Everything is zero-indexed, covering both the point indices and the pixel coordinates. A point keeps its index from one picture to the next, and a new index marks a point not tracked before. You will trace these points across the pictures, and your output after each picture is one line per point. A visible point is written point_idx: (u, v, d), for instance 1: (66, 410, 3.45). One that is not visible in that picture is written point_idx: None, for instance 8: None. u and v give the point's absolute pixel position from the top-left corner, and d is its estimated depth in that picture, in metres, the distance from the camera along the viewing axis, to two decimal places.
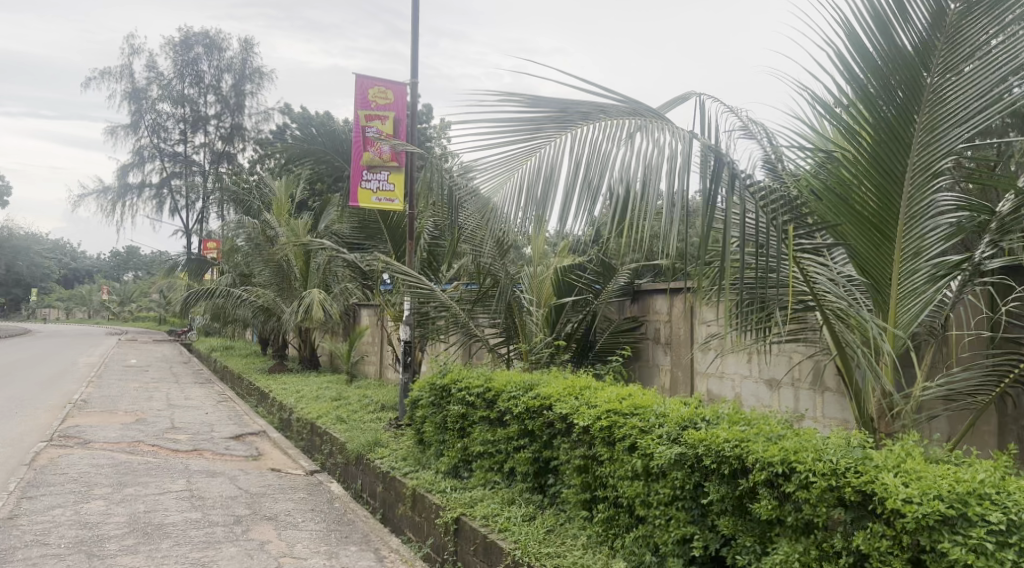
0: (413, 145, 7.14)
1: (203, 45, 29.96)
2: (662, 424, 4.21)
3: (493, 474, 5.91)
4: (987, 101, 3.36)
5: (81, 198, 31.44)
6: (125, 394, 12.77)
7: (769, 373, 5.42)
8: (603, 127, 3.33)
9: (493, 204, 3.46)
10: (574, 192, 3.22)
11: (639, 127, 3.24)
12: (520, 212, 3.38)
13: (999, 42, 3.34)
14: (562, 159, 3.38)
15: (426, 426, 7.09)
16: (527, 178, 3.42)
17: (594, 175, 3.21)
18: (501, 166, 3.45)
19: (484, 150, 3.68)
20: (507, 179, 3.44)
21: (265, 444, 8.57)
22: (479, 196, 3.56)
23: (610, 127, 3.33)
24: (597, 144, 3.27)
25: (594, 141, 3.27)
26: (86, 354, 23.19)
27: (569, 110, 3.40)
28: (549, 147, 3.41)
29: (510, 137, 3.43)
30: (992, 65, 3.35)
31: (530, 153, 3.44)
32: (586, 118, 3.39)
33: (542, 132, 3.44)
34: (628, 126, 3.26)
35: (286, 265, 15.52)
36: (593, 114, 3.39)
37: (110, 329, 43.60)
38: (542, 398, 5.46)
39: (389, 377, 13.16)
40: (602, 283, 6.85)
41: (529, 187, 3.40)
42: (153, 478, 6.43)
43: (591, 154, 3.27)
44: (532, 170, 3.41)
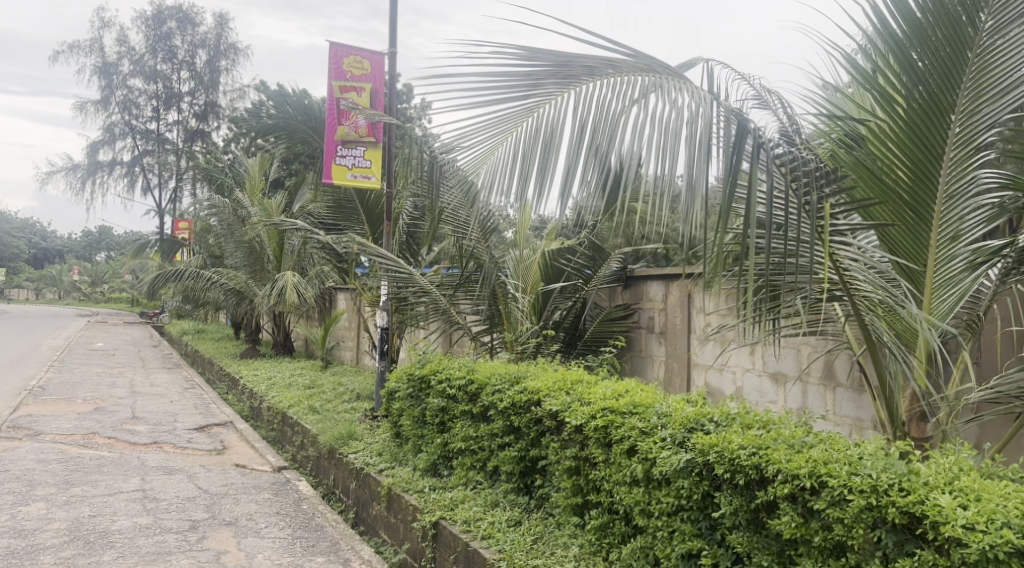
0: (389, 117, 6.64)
1: (176, 19, 28.97)
2: (665, 425, 3.79)
3: (475, 472, 5.49)
4: (1004, 96, 2.99)
5: (48, 176, 30.38)
6: (87, 380, 12.16)
7: (774, 366, 5.03)
8: (613, 84, 2.88)
9: (484, 172, 3.04)
10: (578, 160, 2.79)
11: (654, 84, 2.78)
12: (515, 185, 2.96)
13: (994, 39, 2.97)
14: (564, 122, 2.93)
15: (403, 419, 6.64)
16: (522, 143, 2.98)
17: (603, 141, 2.77)
18: (490, 129, 3.03)
19: (471, 109, 3.23)
20: (499, 144, 3.02)
21: (231, 436, 8.07)
22: (468, 164, 3.11)
23: (621, 85, 2.87)
24: (604, 105, 2.83)
25: (601, 102, 2.83)
26: (52, 337, 22.40)
27: (571, 64, 2.94)
28: (550, 106, 2.96)
29: (502, 95, 2.98)
30: (990, 65, 2.99)
31: (526, 113, 3.00)
32: (592, 74, 2.93)
33: (540, 89, 2.99)
34: (642, 83, 2.79)
35: (259, 247, 14.93)
36: (599, 69, 2.93)
37: (83, 311, 42.66)
38: (530, 392, 5.02)
39: (366, 364, 12.69)
40: (593, 268, 6.48)
41: (525, 154, 2.96)
42: (104, 476, 5.93)
43: (598, 117, 2.83)
44: (528, 133, 2.98)
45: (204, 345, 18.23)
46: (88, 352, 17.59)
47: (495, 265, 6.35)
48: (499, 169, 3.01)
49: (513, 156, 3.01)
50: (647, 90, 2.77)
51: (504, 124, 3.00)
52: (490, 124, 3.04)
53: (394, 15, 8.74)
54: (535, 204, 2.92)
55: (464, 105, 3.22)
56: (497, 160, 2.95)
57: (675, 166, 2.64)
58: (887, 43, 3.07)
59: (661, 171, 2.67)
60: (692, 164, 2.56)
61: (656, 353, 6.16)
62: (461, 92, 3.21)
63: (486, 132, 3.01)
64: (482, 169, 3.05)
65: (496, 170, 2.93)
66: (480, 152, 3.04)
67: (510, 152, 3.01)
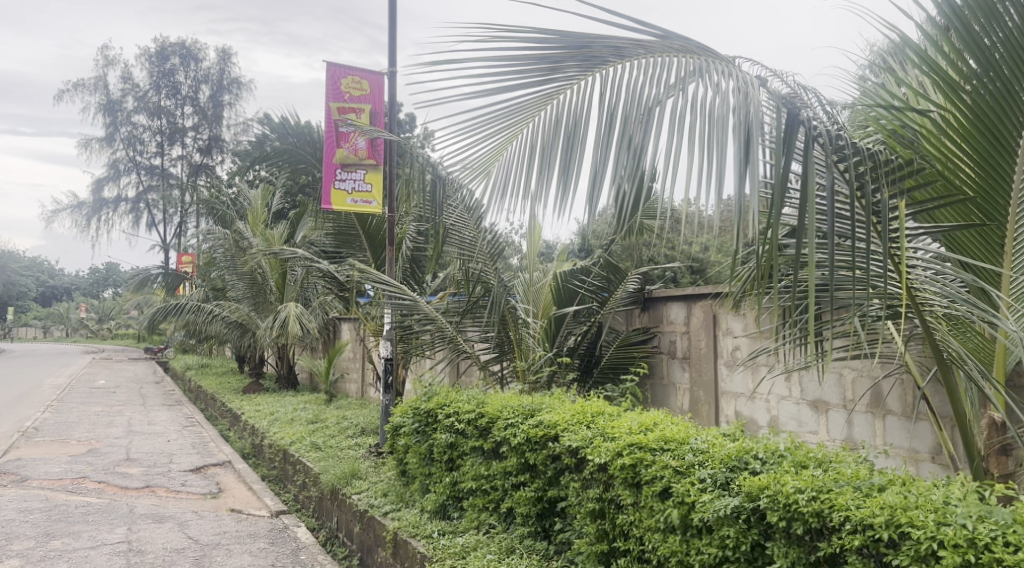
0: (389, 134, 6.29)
1: (179, 55, 29.02)
2: (702, 463, 3.35)
3: (487, 515, 5.04)
4: None
5: (53, 213, 30.25)
6: (83, 420, 11.73)
7: (814, 394, 4.58)
8: (645, 69, 2.50)
9: (503, 177, 2.69)
10: (611, 158, 2.40)
11: (694, 68, 2.41)
12: (537, 190, 2.60)
13: None
14: (590, 116, 2.56)
15: (409, 456, 6.18)
16: (539, 138, 2.66)
17: (638, 135, 2.39)
18: (501, 120, 2.69)
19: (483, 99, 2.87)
20: (511, 141, 2.70)
21: (229, 477, 7.62)
22: (482, 167, 2.75)
23: (653, 68, 2.50)
24: (636, 92, 2.47)
25: (632, 88, 2.46)
26: (53, 375, 21.96)
27: (594, 45, 2.57)
28: (571, 94, 2.61)
29: (515, 81, 2.63)
30: None
31: (545, 101, 2.66)
32: (620, 55, 2.57)
33: (559, 74, 2.62)
34: (679, 66, 2.43)
35: (261, 278, 14.57)
36: (628, 49, 2.56)
37: (88, 347, 42.43)
38: (547, 426, 4.59)
39: (371, 397, 12.26)
40: (609, 289, 5.98)
41: (541, 152, 2.62)
42: (88, 526, 5.48)
43: (632, 107, 2.45)
44: (547, 128, 2.65)
45: (208, 380, 17.81)
46: (88, 390, 17.15)
47: (504, 287, 6.00)
48: (512, 168, 2.70)
49: (527, 153, 2.68)
50: (686, 74, 2.41)
51: (518, 113, 2.66)
52: (501, 114, 2.70)
53: (392, 34, 8.46)
54: (552, 208, 2.57)
55: (474, 95, 2.87)
56: (508, 157, 2.62)
57: (722, 160, 2.24)
58: (950, 19, 2.65)
59: (702, 167, 2.29)
60: (740, 158, 2.19)
61: (680, 380, 5.70)
62: (469, 80, 2.88)
63: (499, 123, 2.67)
64: (493, 166, 2.72)
65: (507, 172, 2.59)
66: (492, 148, 2.70)
67: (524, 148, 2.68)
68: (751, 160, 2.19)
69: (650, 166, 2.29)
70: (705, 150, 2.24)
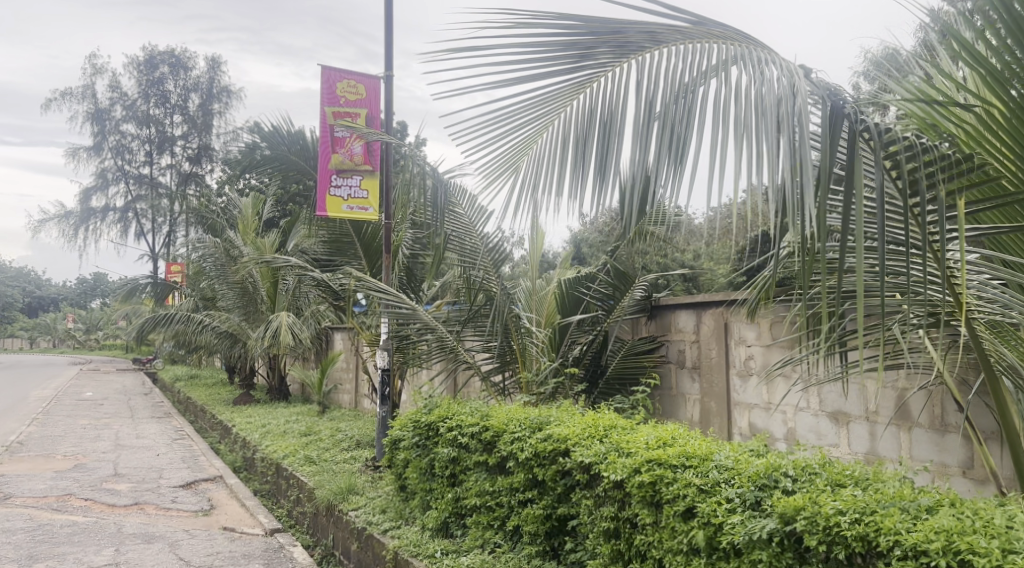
0: (388, 136, 6.10)
1: (168, 64, 28.81)
2: (729, 481, 3.16)
3: (492, 533, 4.83)
4: None
5: (39, 224, 29.83)
6: (69, 434, 11.40)
7: (833, 405, 4.43)
8: (684, 56, 2.33)
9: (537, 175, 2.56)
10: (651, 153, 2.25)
11: (736, 54, 2.24)
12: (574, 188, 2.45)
13: None
14: (625, 108, 2.40)
15: (409, 471, 5.96)
16: (572, 131, 2.52)
17: (680, 127, 2.23)
18: (532, 111, 2.56)
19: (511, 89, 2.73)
20: (540, 134, 2.57)
21: (220, 493, 7.37)
22: (513, 164, 2.62)
23: (692, 54, 2.34)
24: (673, 79, 2.31)
25: (670, 76, 2.31)
26: (38, 387, 21.53)
27: (628, 30, 2.40)
28: (603, 83, 2.46)
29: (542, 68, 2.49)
30: None
31: (575, 91, 2.51)
32: (655, 41, 2.40)
33: (590, 61, 2.47)
34: (720, 52, 2.26)
35: (251, 287, 14.31)
36: (664, 34, 2.40)
37: (74, 359, 41.87)
38: (556, 441, 4.38)
39: (366, 408, 12.04)
40: (616, 298, 5.79)
41: (572, 146, 2.49)
42: (74, 548, 5.21)
43: (671, 97, 2.29)
44: (580, 120, 2.51)
45: (197, 392, 17.48)
46: (75, 402, 16.79)
47: (506, 296, 5.80)
48: (542, 163, 2.56)
49: (556, 147, 2.55)
50: (727, 60, 2.25)
51: (550, 102, 2.53)
52: (531, 104, 2.56)
53: (387, 38, 8.29)
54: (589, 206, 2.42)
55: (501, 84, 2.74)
56: (538, 153, 2.48)
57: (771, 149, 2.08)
58: (992, 7, 2.36)
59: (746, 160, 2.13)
60: (789, 153, 2.03)
61: (689, 391, 5.51)
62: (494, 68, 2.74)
63: (528, 113, 2.54)
64: (523, 161, 2.59)
65: (536, 170, 2.46)
66: (522, 140, 2.58)
67: (557, 142, 2.53)
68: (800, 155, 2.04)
69: (692, 161, 2.14)
70: (750, 142, 2.08)
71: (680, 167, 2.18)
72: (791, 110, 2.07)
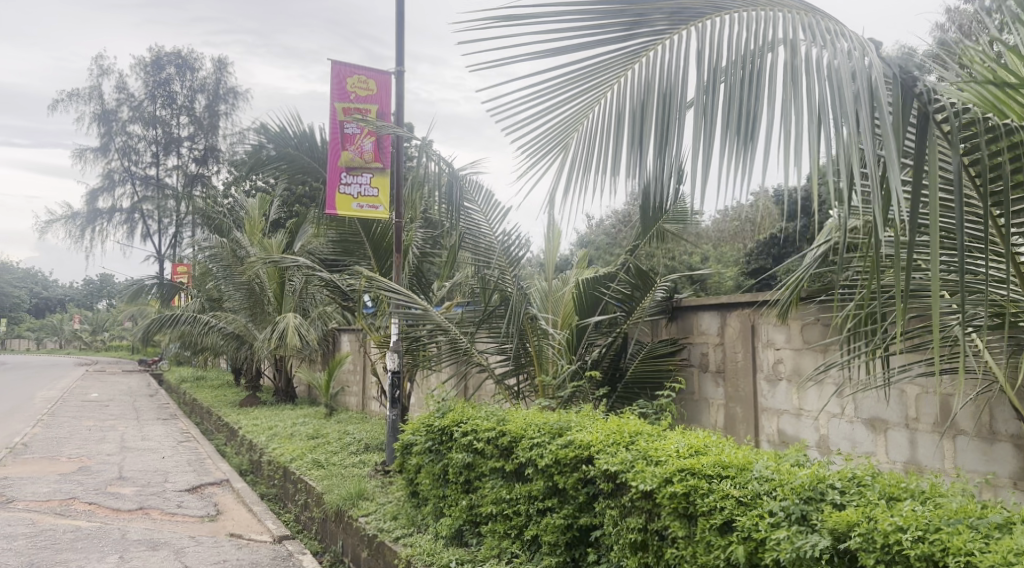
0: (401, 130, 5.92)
1: (175, 65, 28.76)
2: (771, 493, 2.99)
3: (510, 543, 4.61)
4: None
5: (45, 225, 29.76)
6: (74, 435, 11.24)
7: (870, 411, 4.28)
8: (749, 27, 2.20)
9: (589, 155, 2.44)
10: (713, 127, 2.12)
11: (807, 24, 2.12)
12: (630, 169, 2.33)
13: None
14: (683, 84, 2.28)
15: (421, 477, 5.76)
16: (626, 107, 2.40)
17: (745, 101, 2.10)
18: (580, 83, 2.44)
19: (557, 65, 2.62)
20: (589, 110, 2.48)
21: (226, 498, 7.18)
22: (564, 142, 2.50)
23: (756, 24, 2.21)
24: (735, 47, 2.18)
25: (732, 43, 2.17)
26: (41, 389, 21.36)
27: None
28: (660, 56, 2.34)
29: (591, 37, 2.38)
30: None
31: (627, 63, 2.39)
32: (714, 8, 2.32)
33: (643, 29, 2.36)
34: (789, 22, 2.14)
35: (258, 288, 14.17)
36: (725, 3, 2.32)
37: (78, 361, 41.81)
38: (579, 447, 4.18)
39: (373, 411, 11.89)
40: (635, 298, 5.55)
41: (627, 123, 2.38)
42: (77, 554, 5.04)
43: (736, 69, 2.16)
44: (636, 95, 2.40)
45: (202, 394, 17.32)
46: (78, 404, 16.64)
47: (522, 297, 5.60)
48: (593, 140, 2.46)
49: (607, 121, 2.45)
50: (795, 27, 2.11)
51: (598, 74, 2.41)
52: (578, 77, 2.45)
53: (398, 33, 8.12)
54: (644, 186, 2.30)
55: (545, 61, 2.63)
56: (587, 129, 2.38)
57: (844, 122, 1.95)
58: None
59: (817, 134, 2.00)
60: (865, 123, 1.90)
61: (713, 396, 5.31)
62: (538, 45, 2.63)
63: (576, 86, 2.43)
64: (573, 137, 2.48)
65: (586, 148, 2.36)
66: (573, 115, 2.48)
67: (610, 121, 2.42)
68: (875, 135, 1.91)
69: (756, 135, 2.02)
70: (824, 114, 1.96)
71: (742, 144, 2.07)
72: (866, 78, 1.94)
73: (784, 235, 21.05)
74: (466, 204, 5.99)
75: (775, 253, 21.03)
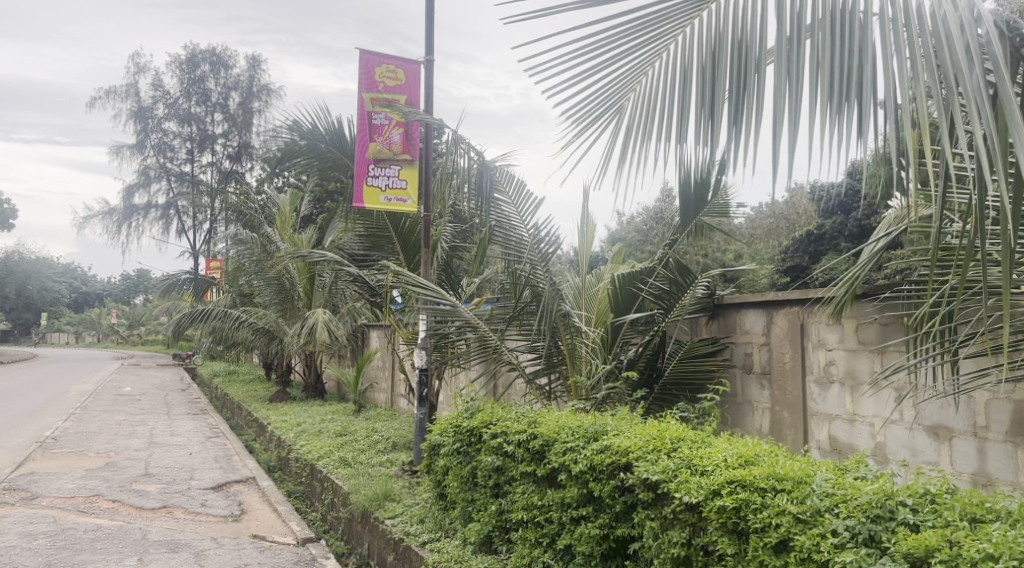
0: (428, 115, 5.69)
1: (209, 62, 29.03)
2: (833, 510, 2.70)
3: (540, 552, 4.36)
4: None
5: (83, 221, 30.24)
6: (104, 430, 11.25)
7: (933, 418, 3.95)
8: None
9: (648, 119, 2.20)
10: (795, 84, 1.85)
11: None
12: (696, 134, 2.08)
13: None
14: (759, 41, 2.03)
15: (449, 479, 5.54)
16: (690, 68, 2.15)
17: (834, 55, 1.83)
18: (640, 39, 2.20)
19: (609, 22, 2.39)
20: (646, 71, 2.23)
21: (252, 496, 7.05)
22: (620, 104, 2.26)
23: None
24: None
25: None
26: (79, 382, 21.64)
27: None
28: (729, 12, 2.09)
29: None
30: None
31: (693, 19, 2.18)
32: None
33: None
34: None
35: (288, 283, 14.12)
36: None
37: (116, 354, 42.56)
38: (615, 453, 3.92)
39: (402, 408, 11.73)
40: (675, 294, 5.27)
41: (690, 85, 2.13)
42: (97, 555, 4.92)
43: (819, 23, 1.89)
44: (702, 53, 2.14)
45: (234, 389, 17.35)
46: (112, 398, 16.76)
47: (555, 293, 5.35)
48: (651, 106, 2.21)
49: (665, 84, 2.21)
50: None
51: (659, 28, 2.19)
52: (637, 32, 2.21)
53: (428, 22, 7.90)
54: (710, 152, 2.04)
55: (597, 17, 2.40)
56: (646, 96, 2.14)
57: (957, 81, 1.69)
58: None
59: (925, 93, 1.73)
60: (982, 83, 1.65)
61: (758, 399, 5.00)
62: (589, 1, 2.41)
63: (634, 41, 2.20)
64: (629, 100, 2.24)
65: (645, 119, 2.12)
66: (628, 75, 2.24)
67: (670, 85, 2.18)
68: (992, 109, 1.65)
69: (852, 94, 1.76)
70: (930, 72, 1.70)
71: (833, 101, 1.79)
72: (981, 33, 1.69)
73: (823, 230, 20.54)
74: (497, 196, 5.75)
75: (813, 249, 20.54)
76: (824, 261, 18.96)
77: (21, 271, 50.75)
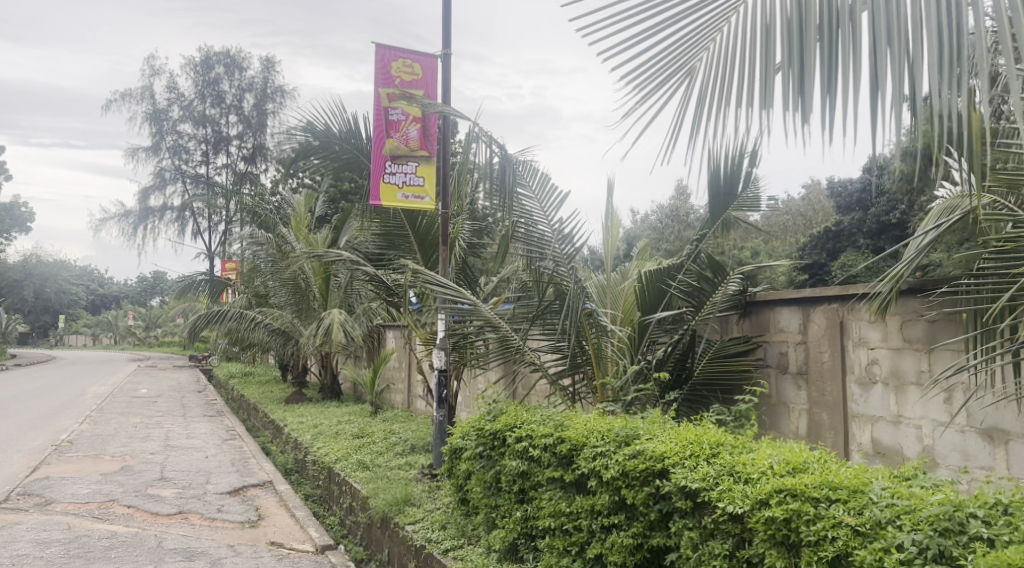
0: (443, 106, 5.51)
1: (224, 64, 29.07)
2: (896, 522, 2.50)
3: (568, 562, 4.17)
4: None
5: (100, 223, 30.34)
6: (120, 433, 11.17)
7: (988, 420, 3.73)
8: None
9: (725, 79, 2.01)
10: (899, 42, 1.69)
11: None
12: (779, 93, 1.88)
13: None
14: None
15: (471, 484, 5.36)
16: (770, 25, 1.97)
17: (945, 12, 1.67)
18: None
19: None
20: (719, 29, 2.06)
21: (268, 501, 6.91)
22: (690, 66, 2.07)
23: None
24: None
25: None
26: (96, 384, 21.62)
27: None
28: None
29: None
30: None
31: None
32: None
33: None
34: None
35: (304, 283, 14.01)
36: None
37: (133, 355, 42.77)
38: (648, 457, 3.72)
39: (420, 409, 11.57)
40: (706, 291, 5.06)
41: (773, 41, 1.93)
42: (110, 563, 4.78)
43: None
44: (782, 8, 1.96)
45: (250, 390, 17.27)
46: (128, 400, 16.71)
47: (580, 291, 5.16)
48: (725, 67, 2.02)
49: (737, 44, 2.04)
50: None
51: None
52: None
53: (445, 15, 7.73)
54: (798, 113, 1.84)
55: None
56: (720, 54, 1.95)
57: None
58: None
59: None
60: None
61: (794, 400, 4.78)
62: None
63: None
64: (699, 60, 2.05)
65: (722, 82, 1.95)
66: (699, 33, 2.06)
67: (748, 42, 2.00)
68: None
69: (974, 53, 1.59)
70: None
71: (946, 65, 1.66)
72: None
73: (842, 227, 20.27)
74: (519, 191, 5.57)
75: (831, 246, 20.28)
76: (843, 258, 18.69)
77: (39, 274, 51.08)
